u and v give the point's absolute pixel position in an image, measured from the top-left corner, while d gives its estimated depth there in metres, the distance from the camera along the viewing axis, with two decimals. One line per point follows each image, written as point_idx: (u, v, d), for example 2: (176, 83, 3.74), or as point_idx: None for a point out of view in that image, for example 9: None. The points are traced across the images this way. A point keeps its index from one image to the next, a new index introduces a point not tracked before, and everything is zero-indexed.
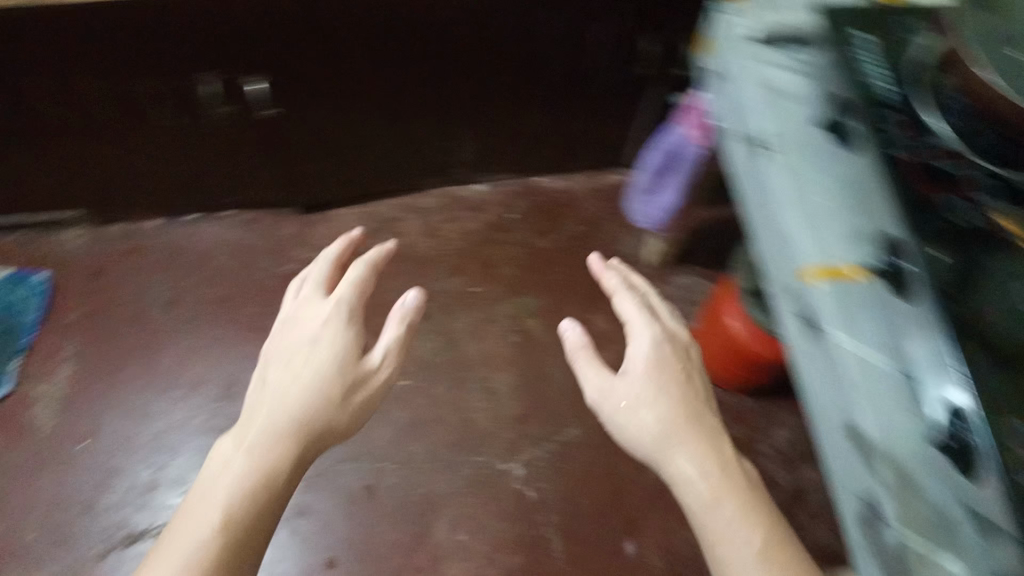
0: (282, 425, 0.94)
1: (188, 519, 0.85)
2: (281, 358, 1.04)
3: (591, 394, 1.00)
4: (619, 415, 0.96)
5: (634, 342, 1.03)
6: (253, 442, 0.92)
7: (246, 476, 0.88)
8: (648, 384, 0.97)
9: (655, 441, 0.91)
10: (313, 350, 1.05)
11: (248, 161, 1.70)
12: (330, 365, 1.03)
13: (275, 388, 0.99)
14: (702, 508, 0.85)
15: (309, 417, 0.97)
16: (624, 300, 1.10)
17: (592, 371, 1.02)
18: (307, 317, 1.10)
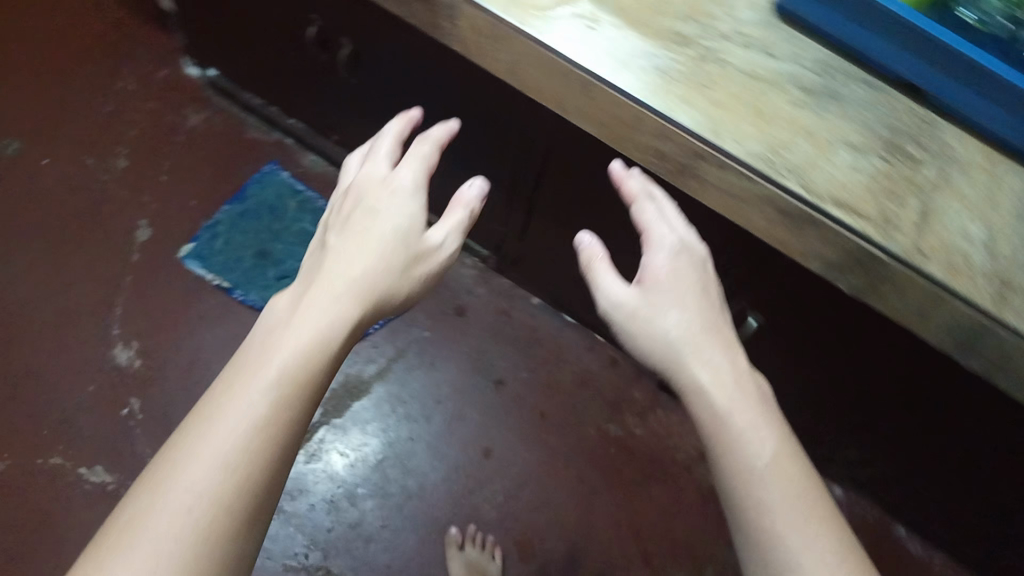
0: (326, 321, 0.83)
1: (217, 417, 0.74)
2: (353, 224, 0.93)
3: (626, 298, 0.90)
4: (639, 323, 0.88)
5: (673, 263, 0.92)
6: (310, 328, 0.82)
7: (305, 359, 0.79)
8: (690, 332, 0.86)
9: (707, 397, 0.82)
10: (364, 216, 0.94)
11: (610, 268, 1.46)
12: (393, 246, 0.91)
13: (337, 257, 0.90)
14: (776, 527, 0.74)
15: (325, 319, 0.83)
16: (656, 218, 0.97)
17: (669, 274, 0.92)
18: (366, 190, 0.96)
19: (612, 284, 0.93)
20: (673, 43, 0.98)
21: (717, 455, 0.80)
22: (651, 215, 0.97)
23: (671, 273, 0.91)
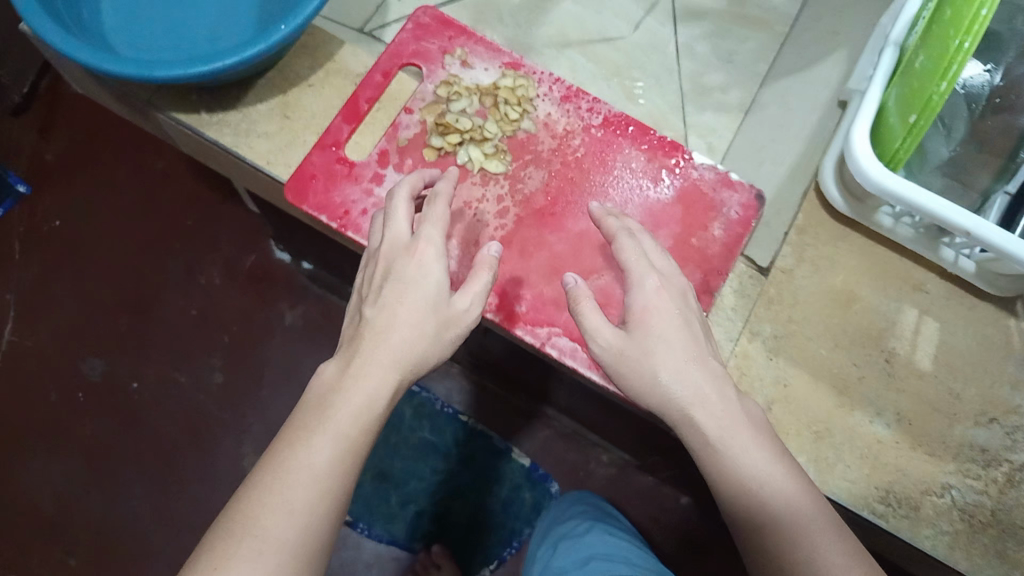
0: (364, 402, 0.56)
1: (287, 476, 0.52)
2: (377, 313, 0.60)
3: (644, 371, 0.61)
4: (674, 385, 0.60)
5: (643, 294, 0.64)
6: (349, 405, 0.56)
7: (339, 461, 0.53)
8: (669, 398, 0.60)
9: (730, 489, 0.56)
10: (397, 293, 0.60)
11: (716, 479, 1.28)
12: (420, 315, 0.60)
13: (373, 337, 0.59)
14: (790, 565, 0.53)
15: (363, 394, 0.56)
16: (636, 250, 0.67)
17: (650, 305, 0.63)
18: (397, 266, 0.62)
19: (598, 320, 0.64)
20: (968, 475, 0.75)
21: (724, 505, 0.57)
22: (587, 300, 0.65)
23: (655, 308, 0.63)
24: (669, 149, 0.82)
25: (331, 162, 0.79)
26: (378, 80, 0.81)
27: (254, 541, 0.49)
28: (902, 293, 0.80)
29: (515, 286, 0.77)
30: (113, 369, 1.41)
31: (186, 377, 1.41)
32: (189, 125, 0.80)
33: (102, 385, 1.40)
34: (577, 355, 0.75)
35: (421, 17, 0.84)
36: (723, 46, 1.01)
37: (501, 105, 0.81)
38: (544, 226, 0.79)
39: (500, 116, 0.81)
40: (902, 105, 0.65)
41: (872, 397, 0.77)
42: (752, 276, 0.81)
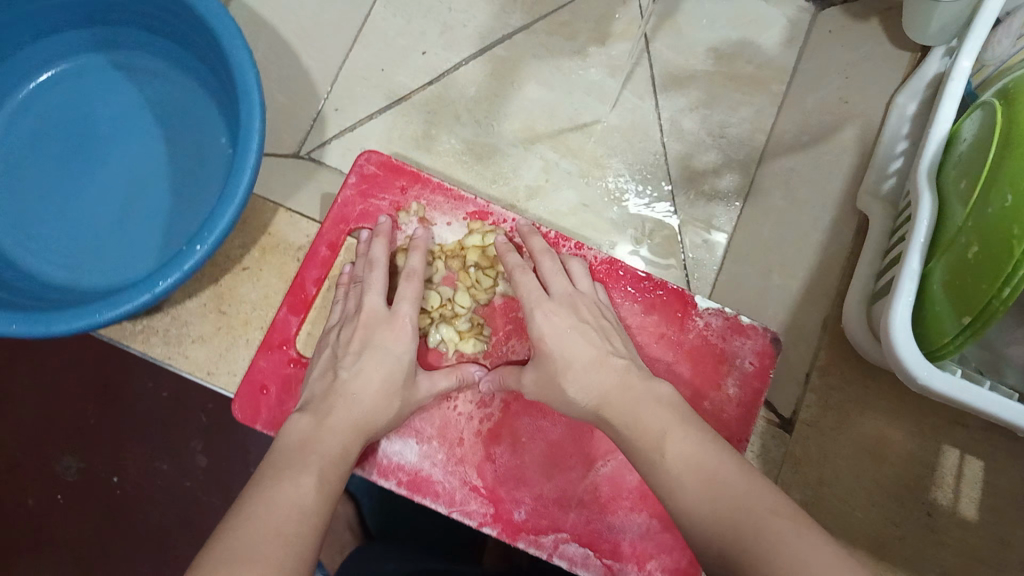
0: (340, 449, 0.57)
1: (270, 506, 0.50)
2: (356, 376, 0.61)
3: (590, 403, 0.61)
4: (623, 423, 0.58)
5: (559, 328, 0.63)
6: (328, 451, 0.56)
7: (320, 496, 0.52)
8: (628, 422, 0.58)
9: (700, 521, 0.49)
10: (377, 360, 0.62)
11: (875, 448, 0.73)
12: (390, 389, 0.61)
13: (349, 400, 0.60)
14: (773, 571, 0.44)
15: (336, 447, 0.57)
16: (558, 277, 0.67)
17: (557, 330, 0.63)
18: (377, 329, 0.63)
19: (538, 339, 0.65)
20: None
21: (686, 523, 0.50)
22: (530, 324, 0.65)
23: (555, 335, 0.63)
24: (670, 296, 0.71)
25: (282, 365, 0.68)
26: (325, 254, 0.70)
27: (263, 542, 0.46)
28: (940, 432, 0.72)
29: (511, 490, 0.69)
30: (94, 465, 0.86)
31: (171, 463, 0.85)
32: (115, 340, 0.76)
33: (85, 485, 0.86)
34: (589, 562, 0.68)
35: (366, 165, 0.72)
36: (713, 117, 0.87)
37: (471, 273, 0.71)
38: (535, 410, 0.70)
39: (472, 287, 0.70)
40: (950, 294, 0.54)
41: (915, 557, 0.69)
42: (774, 433, 0.73)
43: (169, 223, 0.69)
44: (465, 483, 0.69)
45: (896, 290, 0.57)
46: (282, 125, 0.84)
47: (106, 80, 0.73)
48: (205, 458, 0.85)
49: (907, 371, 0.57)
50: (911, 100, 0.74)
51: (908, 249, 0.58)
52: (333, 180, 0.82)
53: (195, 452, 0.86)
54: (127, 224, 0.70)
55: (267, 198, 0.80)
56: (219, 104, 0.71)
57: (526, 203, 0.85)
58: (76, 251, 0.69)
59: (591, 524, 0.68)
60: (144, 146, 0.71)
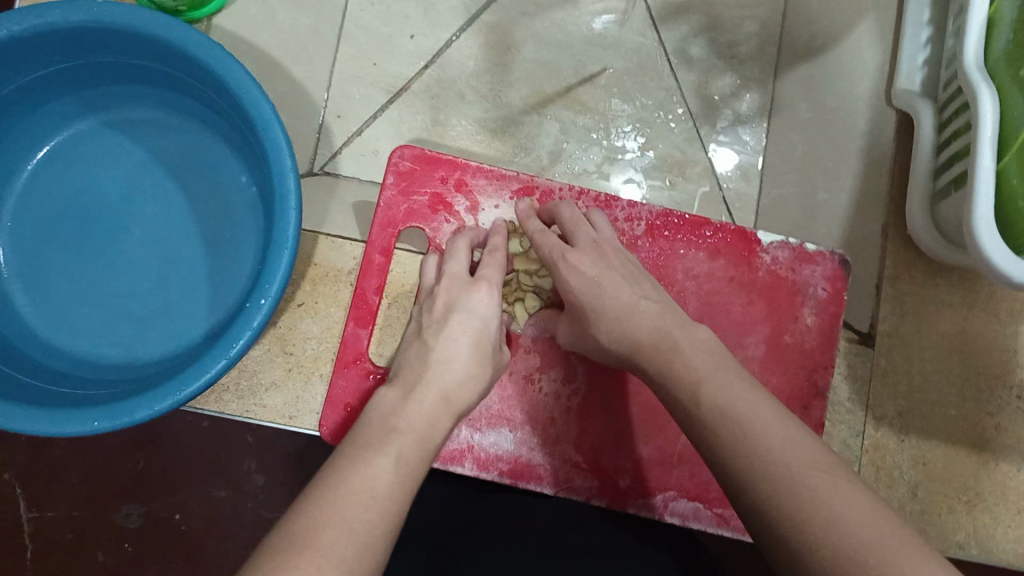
0: (426, 428, 0.50)
1: (339, 494, 0.42)
2: (446, 334, 0.56)
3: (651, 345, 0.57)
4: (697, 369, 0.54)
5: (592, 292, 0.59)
6: (408, 428, 0.49)
7: (400, 482, 0.45)
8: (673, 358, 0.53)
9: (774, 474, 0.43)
10: (468, 325, 0.57)
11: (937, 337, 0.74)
12: (480, 354, 0.56)
13: (442, 362, 0.54)
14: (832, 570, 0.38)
15: (422, 423, 0.50)
16: (580, 226, 0.62)
17: (585, 279, 0.58)
18: (461, 297, 0.58)
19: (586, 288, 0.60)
20: None
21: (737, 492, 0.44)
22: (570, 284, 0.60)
23: (584, 286, 0.57)
24: (732, 236, 0.69)
25: (361, 382, 0.65)
26: (380, 261, 0.66)
27: (330, 532, 0.40)
28: (1017, 314, 0.72)
29: (612, 459, 0.66)
30: (155, 505, 0.77)
31: (230, 488, 0.77)
32: None
33: (150, 530, 0.77)
34: (701, 514, 0.66)
35: (400, 161, 0.67)
36: (720, 39, 0.84)
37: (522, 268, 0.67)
38: (620, 377, 0.67)
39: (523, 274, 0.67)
40: None
41: (1015, 442, 0.71)
42: (859, 351, 0.71)
43: (211, 278, 0.68)
44: (565, 462, 0.66)
45: (973, 192, 0.56)
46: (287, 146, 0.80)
47: (108, 143, 0.69)
48: (263, 476, 0.76)
49: (998, 273, 0.56)
50: None
51: (976, 145, 0.57)
52: (357, 191, 0.79)
53: (250, 472, 0.77)
54: (169, 286, 0.68)
55: (302, 228, 0.77)
56: (235, 147, 0.69)
57: (552, 167, 0.82)
58: (124, 323, 0.67)
59: (698, 479, 0.67)
60: (163, 203, 0.69)
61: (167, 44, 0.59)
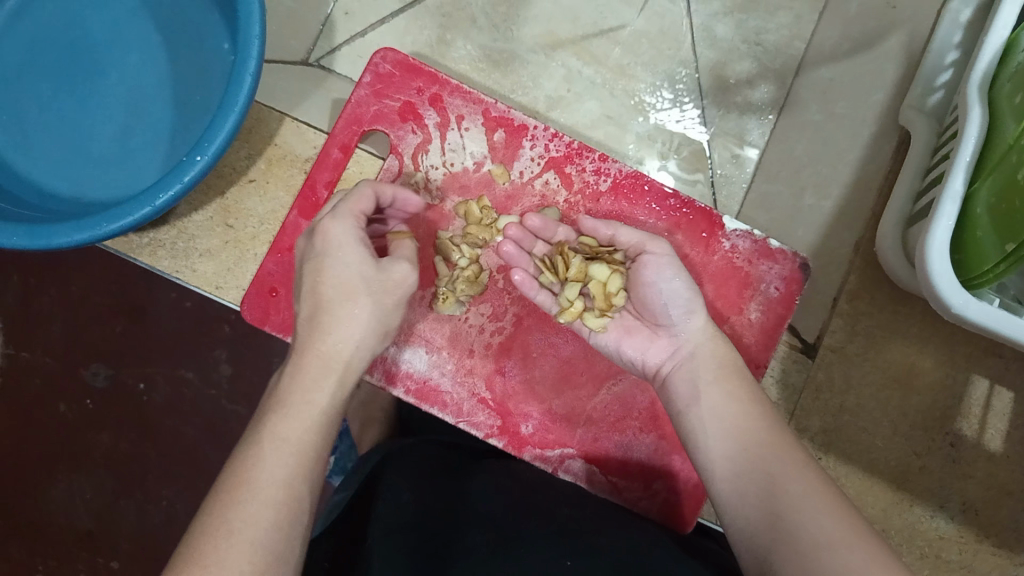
0: (313, 399, 0.46)
1: (240, 494, 0.41)
2: (312, 292, 0.50)
3: (687, 389, 0.54)
4: (703, 443, 0.51)
5: (681, 289, 0.57)
6: (296, 405, 0.46)
7: (290, 470, 0.43)
8: (714, 361, 0.55)
9: (736, 434, 0.49)
10: (327, 269, 0.50)
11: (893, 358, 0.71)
12: (349, 289, 0.49)
13: (311, 323, 0.49)
14: (786, 503, 0.44)
15: (307, 393, 0.46)
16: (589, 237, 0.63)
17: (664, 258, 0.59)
18: (318, 254, 0.51)
19: (666, 293, 0.57)
20: None
21: (752, 495, 0.46)
22: (658, 276, 0.57)
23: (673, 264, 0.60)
24: (696, 214, 0.67)
25: (293, 270, 0.65)
26: (337, 157, 0.66)
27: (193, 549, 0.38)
28: (972, 360, 0.70)
29: (520, 405, 0.66)
30: (122, 370, 0.79)
31: (198, 372, 0.79)
32: (117, 251, 0.77)
33: (113, 394, 0.79)
34: (595, 478, 0.66)
35: (381, 63, 0.67)
36: (749, 23, 0.81)
37: (587, 250, 0.62)
38: (547, 327, 0.67)
39: (595, 282, 0.60)
40: (995, 219, 0.51)
41: (937, 487, 0.69)
42: (796, 359, 0.72)
43: (172, 135, 0.68)
44: (473, 395, 0.66)
45: (936, 213, 0.54)
46: (288, 30, 0.80)
47: None
48: (230, 367, 0.79)
49: (940, 300, 0.54)
50: (967, 7, 0.69)
51: (951, 169, 0.54)
52: (344, 88, 0.79)
53: (219, 361, 0.79)
54: (130, 136, 0.68)
55: (273, 108, 0.78)
56: (223, 9, 0.69)
57: (547, 113, 0.81)
58: (81, 160, 0.68)
59: (599, 441, 0.66)
60: (144, 54, 0.69)
61: None
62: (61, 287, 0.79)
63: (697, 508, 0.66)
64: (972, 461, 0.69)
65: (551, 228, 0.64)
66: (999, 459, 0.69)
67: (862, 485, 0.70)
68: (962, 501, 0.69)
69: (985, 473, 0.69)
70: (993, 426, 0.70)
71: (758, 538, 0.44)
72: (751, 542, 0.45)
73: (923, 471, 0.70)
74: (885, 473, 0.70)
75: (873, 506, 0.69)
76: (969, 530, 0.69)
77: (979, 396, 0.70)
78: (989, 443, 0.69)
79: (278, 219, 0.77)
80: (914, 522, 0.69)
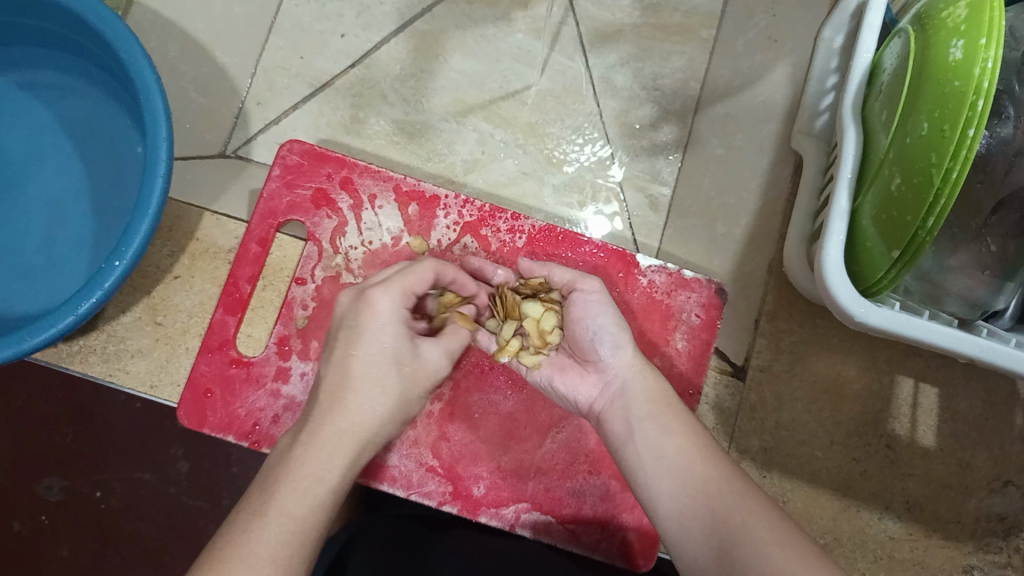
0: (320, 482, 0.50)
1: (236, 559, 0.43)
2: (364, 369, 0.56)
3: (621, 425, 0.56)
4: (646, 481, 0.52)
5: (608, 325, 0.60)
6: (301, 485, 0.49)
7: (288, 539, 0.46)
8: (645, 395, 0.56)
9: (677, 470, 0.50)
10: (376, 354, 0.57)
11: (821, 369, 0.74)
12: (384, 372, 0.57)
13: (335, 396, 0.55)
14: (732, 538, 0.45)
15: (314, 473, 0.50)
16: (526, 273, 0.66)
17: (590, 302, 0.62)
18: (367, 323, 0.57)
19: (594, 328, 0.60)
20: (988, 551, 0.71)
21: (696, 532, 0.47)
22: (586, 313, 0.61)
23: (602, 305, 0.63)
24: (611, 256, 0.69)
25: (224, 368, 0.65)
26: (256, 251, 0.67)
27: None
28: (894, 363, 0.74)
29: (469, 466, 0.67)
30: (79, 481, 0.78)
31: (150, 474, 0.78)
32: (48, 361, 0.77)
33: (63, 507, 0.77)
34: (552, 529, 0.67)
35: (288, 155, 0.69)
36: (646, 71, 0.85)
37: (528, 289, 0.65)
38: (486, 385, 0.68)
39: (529, 320, 0.63)
40: (880, 229, 0.55)
41: (879, 489, 0.72)
42: (727, 382, 0.74)
43: (94, 242, 0.69)
44: (421, 464, 0.66)
45: (827, 229, 0.57)
46: (203, 126, 0.82)
47: (13, 102, 0.71)
48: (188, 463, 0.78)
49: (843, 309, 0.56)
50: (838, 34, 0.73)
51: (837, 186, 0.58)
52: (263, 176, 0.81)
53: (176, 459, 0.78)
54: (54, 248, 0.69)
55: (192, 203, 0.79)
56: (133, 115, 0.71)
57: (464, 177, 0.83)
58: (4, 276, 0.68)
59: (552, 492, 0.67)
60: (59, 165, 0.71)
61: (77, 13, 0.63)
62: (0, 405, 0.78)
63: (655, 545, 0.67)
64: (908, 459, 0.72)
65: (489, 271, 0.66)
66: (932, 451, 0.72)
67: (810, 498, 0.72)
68: (904, 499, 0.72)
69: (924, 467, 0.72)
70: (923, 422, 0.73)
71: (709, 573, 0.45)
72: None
73: (864, 476, 0.72)
74: (830, 484, 0.72)
75: (822, 517, 0.71)
76: (915, 526, 0.71)
77: (905, 395, 0.73)
78: (921, 438, 0.72)
79: (207, 311, 0.78)
80: (863, 528, 0.71)
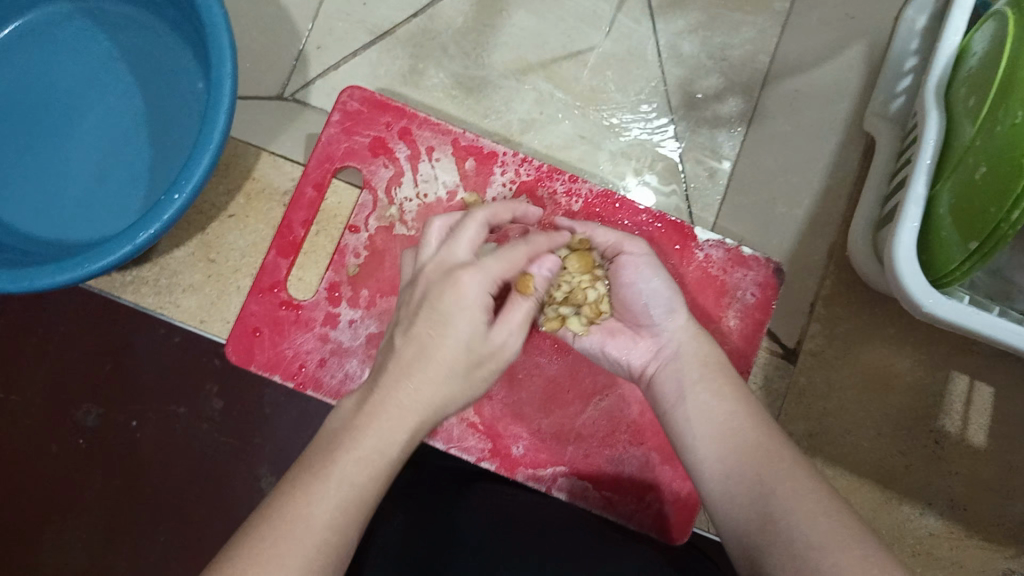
0: (382, 445, 0.45)
1: (284, 529, 0.40)
2: (420, 347, 0.47)
3: (673, 388, 0.55)
4: (693, 448, 0.51)
5: (661, 288, 0.59)
6: (360, 448, 0.44)
7: (341, 509, 0.41)
8: (699, 361, 0.55)
9: (726, 437, 0.49)
10: (438, 329, 0.47)
11: (874, 359, 0.72)
12: (457, 353, 0.47)
13: (400, 371, 0.47)
14: (779, 504, 0.43)
15: (374, 440, 0.45)
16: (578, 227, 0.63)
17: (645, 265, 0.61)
18: (436, 290, 0.48)
19: (648, 293, 0.59)
20: None
21: (741, 503, 0.46)
22: (637, 276, 0.59)
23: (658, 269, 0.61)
24: (669, 227, 0.68)
25: (273, 309, 0.66)
26: (311, 196, 0.66)
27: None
28: (950, 358, 0.72)
29: (509, 426, 0.67)
30: (114, 409, 0.79)
31: (188, 408, 0.79)
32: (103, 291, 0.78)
33: (102, 435, 0.79)
34: (588, 494, 0.67)
35: (348, 101, 0.68)
36: (714, 40, 0.83)
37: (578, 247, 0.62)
38: (530, 347, 0.67)
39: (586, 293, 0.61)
40: (957, 217, 0.53)
41: (922, 485, 0.70)
42: (777, 364, 0.73)
43: (150, 176, 0.69)
44: (461, 420, 0.66)
45: (901, 215, 0.55)
46: (262, 67, 0.81)
47: (77, 29, 0.71)
48: (221, 401, 0.79)
49: (910, 298, 0.55)
50: (922, 14, 0.70)
51: (914, 171, 0.56)
52: (319, 121, 0.80)
53: (212, 395, 0.79)
54: (108, 178, 0.69)
55: (250, 143, 0.79)
56: (197, 51, 0.70)
57: (520, 136, 0.82)
58: (58, 203, 0.68)
59: (591, 457, 0.67)
60: (118, 96, 0.70)
61: None
62: (47, 331, 0.79)
63: (691, 518, 0.66)
64: (956, 457, 0.70)
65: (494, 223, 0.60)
66: (982, 451, 0.70)
67: (850, 487, 0.71)
68: (948, 497, 0.70)
69: (971, 467, 0.70)
70: (976, 421, 0.71)
71: (753, 539, 0.44)
72: (743, 544, 0.45)
73: (908, 470, 0.71)
74: (873, 474, 0.71)
75: (862, 507, 0.70)
76: (957, 525, 0.70)
77: (959, 393, 0.71)
78: (971, 438, 0.71)
79: (259, 252, 0.78)
80: (902, 522, 0.70)
